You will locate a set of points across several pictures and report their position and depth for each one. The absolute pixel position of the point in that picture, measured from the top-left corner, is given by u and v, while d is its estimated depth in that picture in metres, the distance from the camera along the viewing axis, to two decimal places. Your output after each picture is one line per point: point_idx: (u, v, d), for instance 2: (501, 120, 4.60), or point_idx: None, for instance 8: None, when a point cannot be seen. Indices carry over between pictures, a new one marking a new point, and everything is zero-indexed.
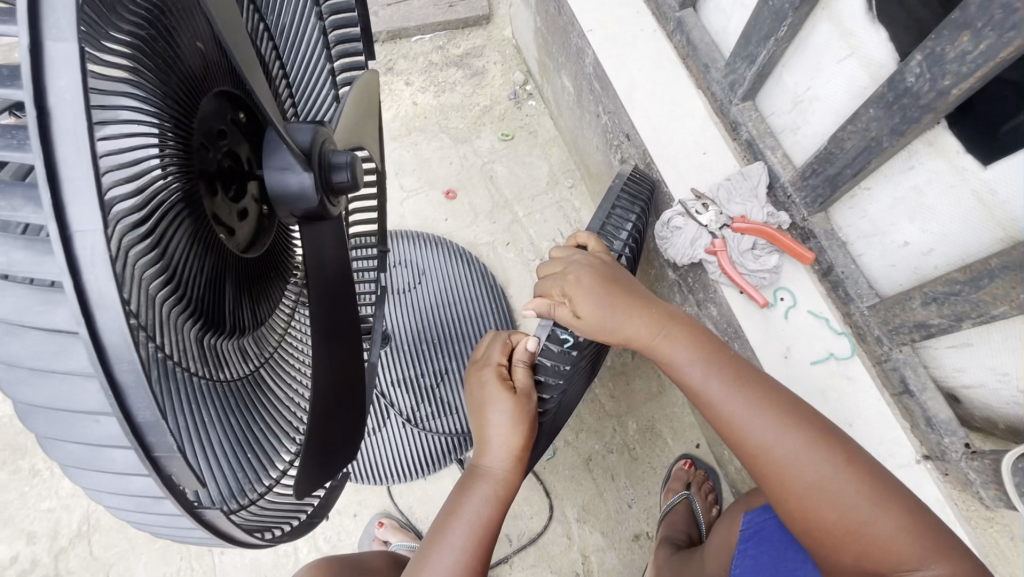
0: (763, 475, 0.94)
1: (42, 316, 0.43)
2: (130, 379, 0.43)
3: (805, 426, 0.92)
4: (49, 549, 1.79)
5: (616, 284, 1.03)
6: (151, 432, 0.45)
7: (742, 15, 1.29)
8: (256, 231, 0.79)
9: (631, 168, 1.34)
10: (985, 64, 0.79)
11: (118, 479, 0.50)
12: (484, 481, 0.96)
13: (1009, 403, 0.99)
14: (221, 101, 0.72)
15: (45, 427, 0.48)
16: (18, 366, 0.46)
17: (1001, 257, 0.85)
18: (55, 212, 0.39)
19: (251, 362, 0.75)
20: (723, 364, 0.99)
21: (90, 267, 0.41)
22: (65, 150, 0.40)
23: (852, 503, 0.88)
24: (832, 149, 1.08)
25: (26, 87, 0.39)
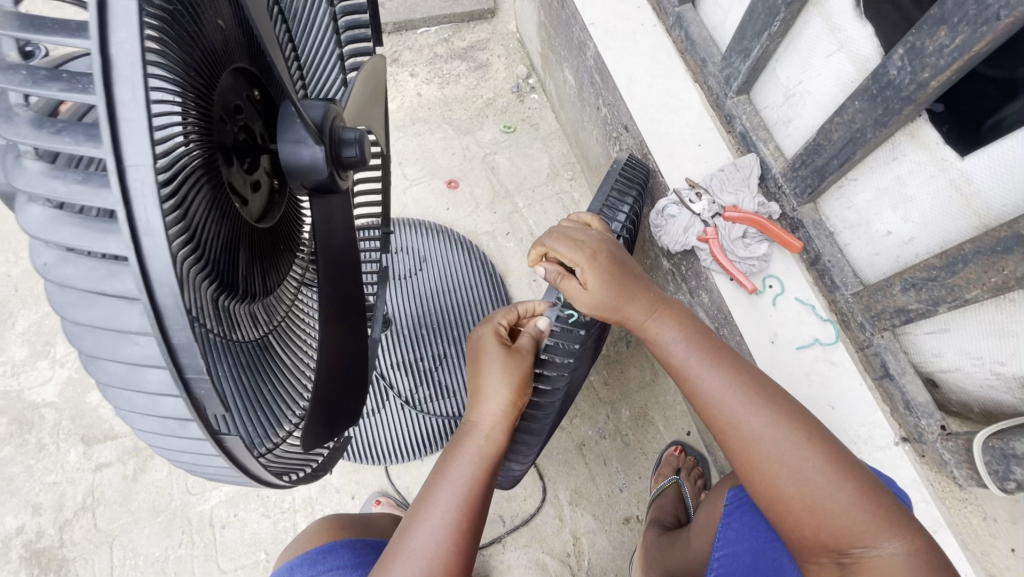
0: (731, 451, 0.99)
1: (94, 241, 0.45)
2: (172, 305, 0.46)
3: (773, 406, 0.97)
4: (54, 521, 1.84)
5: (620, 264, 1.05)
6: (186, 354, 0.48)
7: (738, 11, 1.33)
8: (267, 205, 0.83)
9: (627, 155, 1.37)
10: (961, 57, 0.83)
11: (152, 402, 0.53)
12: (472, 438, 1.00)
13: (982, 386, 1.04)
14: (238, 78, 0.75)
15: (90, 346, 0.51)
16: (69, 288, 0.49)
17: (976, 243, 0.90)
18: (113, 148, 0.42)
19: (263, 322, 0.79)
20: (702, 344, 1.04)
21: (141, 200, 0.44)
22: (121, 92, 0.42)
23: (813, 480, 0.92)
24: (821, 141, 1.12)
25: (91, 35, 0.42)
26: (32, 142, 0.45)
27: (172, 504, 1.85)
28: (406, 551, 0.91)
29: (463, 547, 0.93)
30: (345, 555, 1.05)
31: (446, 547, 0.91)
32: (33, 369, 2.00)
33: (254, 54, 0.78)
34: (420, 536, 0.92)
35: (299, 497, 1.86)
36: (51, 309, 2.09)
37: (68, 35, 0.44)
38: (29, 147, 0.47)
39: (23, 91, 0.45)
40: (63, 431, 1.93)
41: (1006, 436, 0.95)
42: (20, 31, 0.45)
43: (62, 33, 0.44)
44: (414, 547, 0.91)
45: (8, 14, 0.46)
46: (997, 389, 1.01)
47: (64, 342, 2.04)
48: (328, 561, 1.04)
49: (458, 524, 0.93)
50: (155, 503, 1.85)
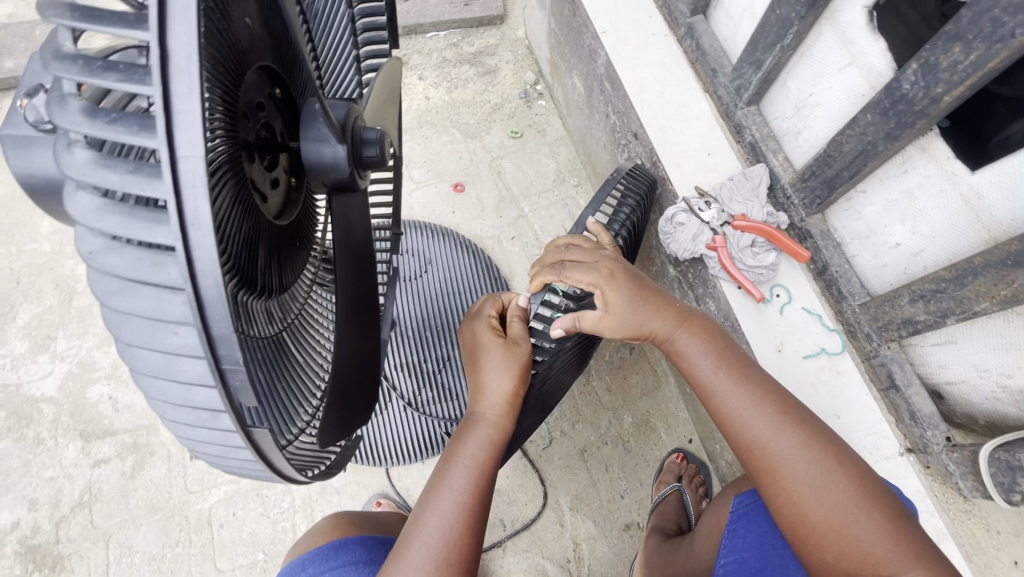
0: (756, 468, 0.99)
1: (143, 230, 0.45)
2: (215, 295, 0.46)
3: (800, 428, 0.98)
4: (50, 517, 1.82)
5: (640, 283, 1.06)
6: (225, 344, 0.48)
7: (749, 23, 1.35)
8: (285, 202, 0.83)
9: (633, 164, 1.40)
10: (975, 73, 0.84)
11: (184, 392, 0.53)
12: (478, 427, 1.00)
13: (988, 398, 1.04)
14: (263, 76, 0.76)
15: (129, 335, 0.51)
16: (113, 276, 0.49)
17: (985, 256, 0.91)
18: (168, 138, 0.42)
19: (286, 319, 0.79)
20: (731, 363, 1.05)
21: (190, 190, 0.44)
22: (178, 84, 0.43)
23: (838, 501, 0.92)
24: (831, 152, 1.14)
25: (150, 27, 0.42)
26: (85, 132, 0.45)
27: (171, 502, 1.83)
28: (413, 543, 0.90)
29: (471, 537, 0.92)
30: (356, 551, 1.04)
31: (456, 537, 0.90)
32: (33, 363, 1.99)
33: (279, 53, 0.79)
34: (430, 524, 0.91)
35: (299, 497, 1.85)
36: (52, 303, 2.08)
37: (123, 27, 0.44)
38: (81, 136, 0.46)
39: (81, 81, 0.46)
40: (62, 426, 1.92)
41: (1012, 449, 0.96)
42: (79, 22, 0.45)
43: (118, 24, 0.43)
44: (423, 536, 0.90)
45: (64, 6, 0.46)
46: (1003, 401, 1.02)
47: (65, 336, 2.03)
48: (339, 557, 1.03)
49: (466, 512, 0.93)
50: (153, 501, 1.84)
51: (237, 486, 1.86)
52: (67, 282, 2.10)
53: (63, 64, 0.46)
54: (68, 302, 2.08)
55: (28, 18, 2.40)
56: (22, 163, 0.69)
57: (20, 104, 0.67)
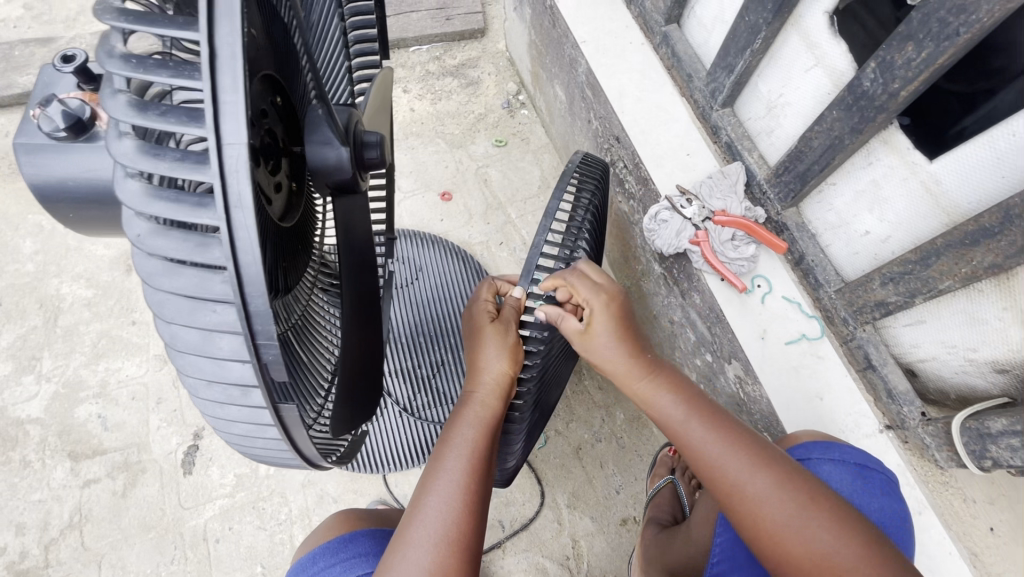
0: (736, 513, 0.98)
1: (190, 214, 0.48)
2: (252, 271, 0.49)
3: (773, 467, 0.99)
4: (38, 540, 1.79)
5: (629, 323, 1.08)
6: (260, 318, 0.50)
7: (721, 30, 1.43)
8: (286, 207, 0.80)
9: (579, 152, 1.35)
10: (927, 69, 0.92)
11: (217, 367, 0.56)
12: (469, 407, 1.03)
13: (957, 372, 1.11)
14: (265, 86, 0.74)
15: (168, 312, 0.53)
16: (156, 257, 0.51)
17: (945, 238, 0.98)
18: (216, 125, 0.45)
19: (299, 313, 0.81)
20: (700, 408, 1.06)
21: (234, 174, 0.47)
22: (224, 78, 0.46)
23: (815, 540, 0.92)
24: (802, 148, 1.21)
25: (201, 28, 0.46)
26: (135, 123, 0.48)
27: (165, 519, 1.81)
28: (416, 523, 0.93)
29: (472, 515, 0.94)
30: (366, 542, 1.06)
31: (456, 514, 0.93)
32: (18, 385, 1.96)
33: (280, 62, 0.77)
34: (432, 505, 0.94)
35: (296, 507, 1.84)
36: (35, 323, 2.05)
37: (175, 29, 0.48)
38: (128, 128, 0.49)
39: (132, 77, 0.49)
40: (49, 447, 1.89)
41: (980, 417, 1.02)
42: (134, 24, 0.48)
43: (172, 26, 0.48)
44: (425, 518, 0.93)
45: (112, 9, 0.50)
46: (970, 374, 1.09)
47: (51, 356, 2.00)
48: (350, 549, 1.05)
49: (466, 488, 0.95)
50: (146, 519, 1.81)
51: (233, 499, 1.84)
52: (51, 301, 2.08)
53: (113, 62, 0.49)
54: (53, 322, 2.05)
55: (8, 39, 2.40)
56: (34, 170, 0.73)
57: (34, 113, 0.73)
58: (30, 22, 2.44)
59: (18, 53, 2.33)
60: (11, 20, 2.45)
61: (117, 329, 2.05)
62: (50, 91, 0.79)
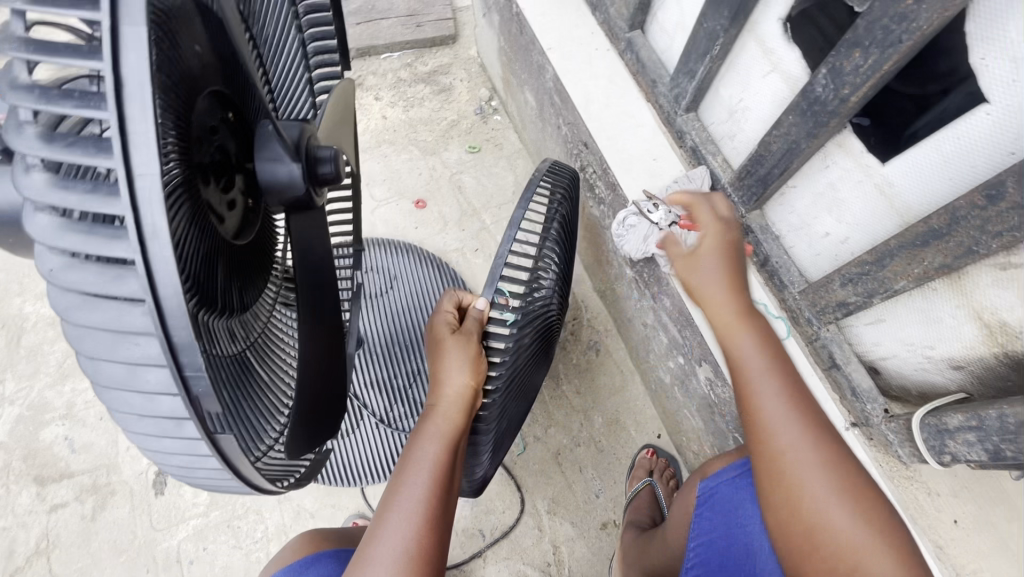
0: (773, 480, 0.85)
1: (104, 247, 0.47)
2: (175, 304, 0.48)
3: (832, 453, 0.83)
4: (4, 568, 1.73)
5: (733, 255, 0.97)
6: (186, 351, 0.49)
7: (683, 35, 1.44)
8: (243, 223, 0.79)
9: (548, 160, 1.37)
10: (873, 75, 0.94)
11: (147, 401, 0.54)
12: (430, 421, 1.02)
13: (917, 369, 1.14)
14: (213, 103, 0.72)
15: (90, 347, 0.52)
16: (75, 291, 0.50)
17: (898, 239, 1.00)
18: (123, 157, 0.44)
19: (257, 332, 0.79)
20: (784, 365, 0.89)
21: (148, 206, 0.46)
22: (132, 108, 0.45)
23: (857, 535, 0.79)
24: (762, 152, 1.23)
25: (105, 57, 0.45)
26: (43, 155, 0.47)
27: (136, 542, 1.77)
28: (377, 541, 0.91)
29: (434, 531, 0.93)
30: (330, 564, 1.05)
31: (417, 531, 0.92)
32: None
33: (228, 78, 0.75)
34: (392, 522, 0.92)
35: (272, 524, 1.81)
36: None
37: (79, 57, 0.47)
38: (38, 159, 0.48)
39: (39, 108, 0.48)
40: (14, 471, 1.83)
41: (939, 413, 1.05)
42: (39, 55, 0.47)
43: (75, 55, 0.46)
44: (386, 535, 0.91)
45: (17, 38, 0.48)
46: (929, 372, 1.11)
47: (14, 378, 1.94)
48: (315, 570, 1.04)
49: (428, 503, 0.94)
50: (117, 542, 1.77)
51: (207, 519, 1.81)
52: (14, 320, 2.02)
53: (20, 93, 0.48)
54: (17, 342, 1.99)
55: None
56: None
57: None
58: None
59: None
60: None
61: None
62: None
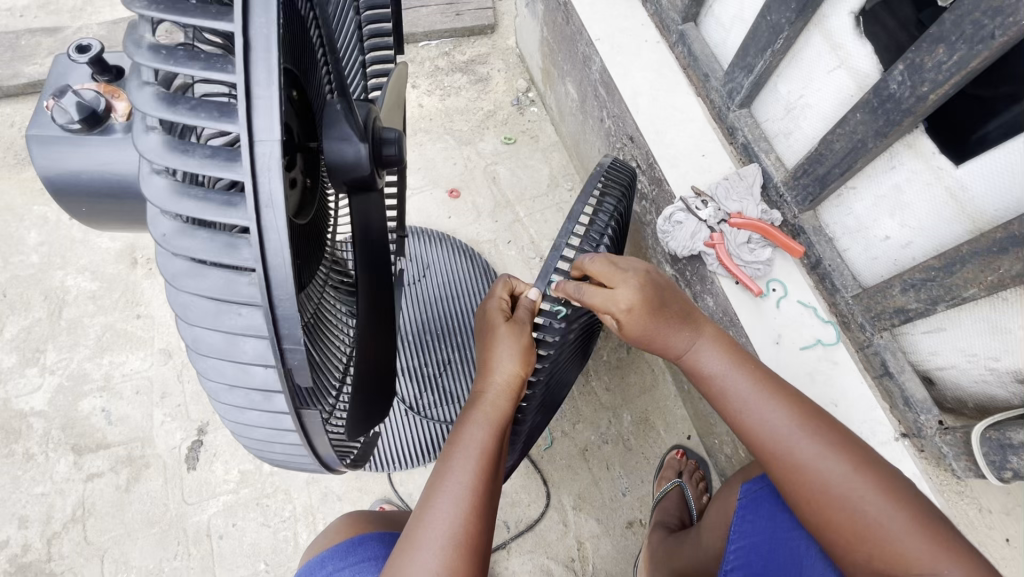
0: (782, 473, 0.99)
1: (220, 213, 0.46)
2: (281, 275, 0.47)
3: (823, 433, 0.98)
4: (41, 533, 1.78)
5: (659, 304, 1.03)
6: (288, 323, 0.49)
7: (740, 29, 1.41)
8: (300, 203, 0.78)
9: (611, 158, 1.36)
10: (957, 74, 0.90)
11: (240, 373, 0.55)
12: (478, 407, 1.02)
13: (977, 381, 1.10)
14: (281, 79, 0.71)
15: (193, 315, 0.52)
16: (182, 258, 0.50)
17: (972, 245, 0.96)
18: (249, 120, 0.43)
19: (311, 313, 0.78)
20: (749, 368, 1.05)
21: (266, 172, 0.45)
22: (259, 73, 0.45)
23: (867, 501, 0.92)
24: (822, 151, 1.19)
25: (237, 18, 0.44)
26: (161, 117, 0.47)
27: (168, 515, 1.80)
28: (425, 523, 0.91)
29: (481, 517, 0.93)
30: (374, 547, 1.05)
31: (464, 515, 0.92)
32: (22, 377, 1.95)
33: (297, 55, 0.74)
34: (440, 506, 0.92)
35: (300, 505, 1.83)
36: (40, 315, 2.04)
37: (206, 19, 0.46)
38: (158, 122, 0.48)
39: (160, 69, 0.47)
40: (53, 440, 1.87)
41: (1002, 428, 1.01)
42: (164, 13, 0.46)
43: (204, 16, 0.46)
44: (433, 520, 0.91)
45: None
46: (991, 385, 1.08)
47: (55, 349, 1.99)
48: (358, 553, 1.04)
49: (475, 489, 0.94)
50: (150, 514, 1.80)
51: (237, 495, 1.83)
52: (56, 293, 2.06)
53: (143, 53, 0.48)
54: (58, 314, 2.04)
55: (16, 28, 2.38)
56: (47, 163, 0.71)
57: (48, 106, 0.71)
58: (37, 11, 2.42)
59: (24, 43, 2.32)
60: (19, 9, 2.43)
61: (122, 323, 2.04)
62: (65, 81, 0.77)
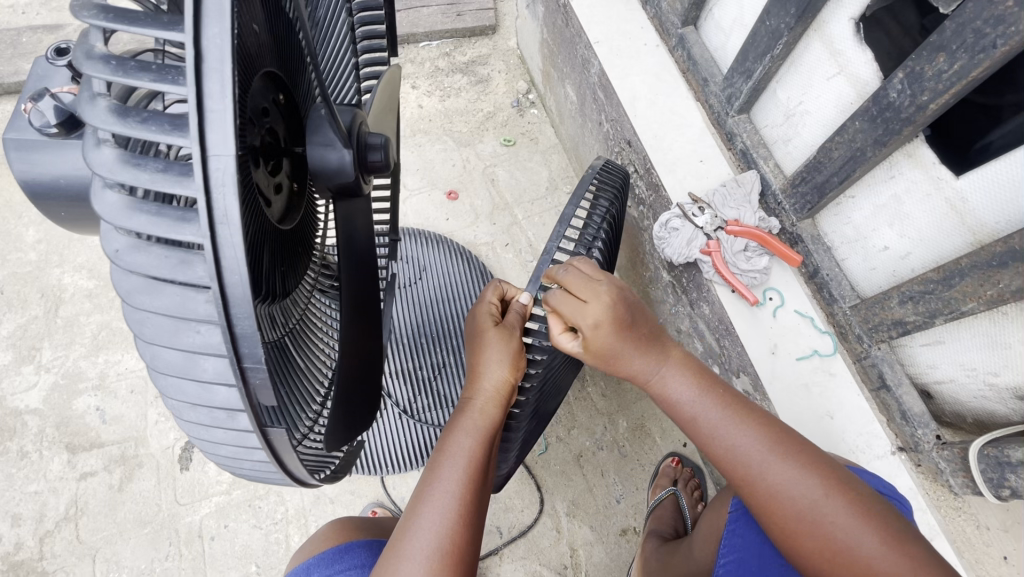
0: (755, 499, 0.98)
1: (173, 229, 0.46)
2: (239, 293, 0.47)
3: (793, 455, 0.97)
4: (34, 532, 1.77)
5: (630, 322, 1.00)
6: (247, 342, 0.49)
7: (740, 34, 1.39)
8: (288, 207, 0.76)
9: (602, 159, 1.34)
10: (959, 82, 0.88)
11: (203, 391, 0.55)
12: (465, 415, 1.00)
13: (975, 396, 1.08)
14: (266, 82, 0.69)
15: (151, 333, 0.52)
16: (137, 275, 0.50)
17: (972, 258, 0.94)
18: (200, 136, 0.43)
19: (296, 317, 0.77)
20: (713, 392, 1.04)
21: (220, 188, 0.45)
22: (212, 85, 0.44)
23: (838, 523, 0.91)
24: (821, 159, 1.17)
25: (186, 29, 0.43)
26: (115, 130, 0.46)
27: (160, 515, 1.80)
28: (410, 536, 0.90)
29: (468, 527, 0.92)
30: (362, 554, 1.05)
31: (451, 526, 0.90)
32: (18, 374, 1.95)
33: (282, 58, 0.72)
34: (425, 518, 0.91)
35: (292, 507, 1.82)
36: (37, 312, 2.04)
37: (158, 29, 0.45)
38: (109, 134, 0.47)
39: (113, 81, 0.46)
40: (47, 438, 1.87)
41: (1000, 445, 0.99)
42: (114, 22, 0.45)
43: (154, 26, 0.45)
44: (419, 530, 0.90)
45: (93, 6, 0.47)
46: (990, 400, 1.06)
47: (50, 347, 1.99)
48: (344, 561, 1.03)
49: (462, 498, 0.93)
50: (142, 514, 1.80)
51: (229, 497, 1.83)
52: (53, 291, 2.06)
53: (93, 63, 0.47)
54: (54, 312, 2.04)
55: (17, 24, 2.38)
56: (24, 167, 0.70)
57: (26, 105, 0.70)
58: (38, 8, 2.42)
59: (25, 40, 2.31)
60: (21, 6, 2.43)
61: (118, 322, 2.04)
62: (44, 84, 0.76)
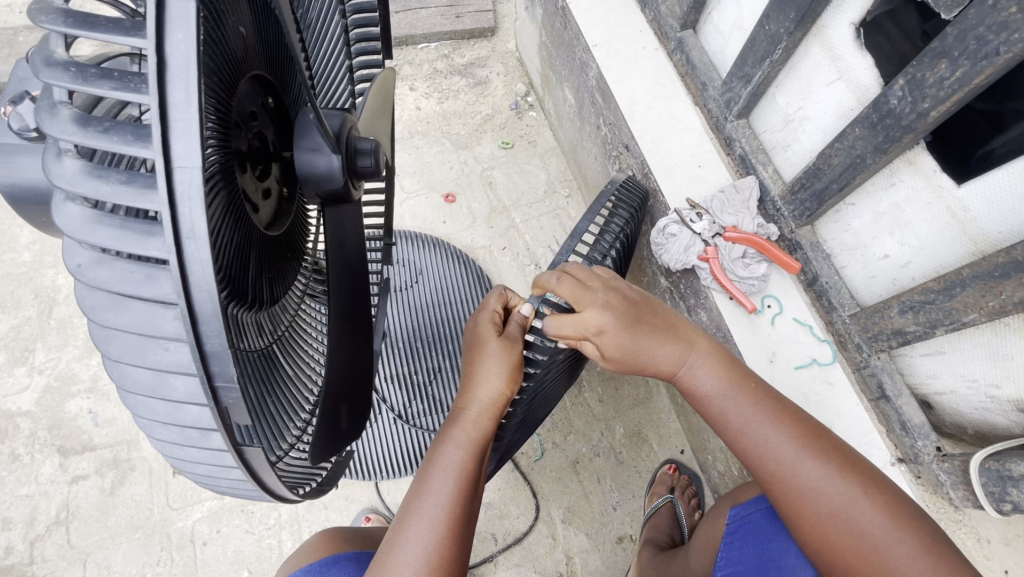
0: (780, 497, 0.96)
1: (138, 244, 0.45)
2: (208, 309, 0.46)
3: (824, 455, 0.95)
4: (24, 536, 1.76)
5: (636, 318, 1.00)
6: (217, 360, 0.48)
7: (739, 38, 1.37)
8: (276, 213, 0.74)
9: (625, 176, 1.36)
10: (961, 89, 0.87)
11: (174, 409, 0.54)
12: (459, 425, 0.98)
13: (977, 408, 1.06)
14: (254, 86, 0.68)
15: (119, 350, 0.51)
16: (102, 290, 0.49)
17: (973, 268, 0.93)
18: (165, 147, 0.42)
19: (284, 325, 0.76)
20: (745, 387, 1.02)
21: (186, 201, 0.44)
22: (176, 93, 0.43)
23: (868, 525, 0.90)
24: (821, 165, 1.15)
25: (149, 34, 0.42)
26: (75, 140, 0.45)
27: (152, 520, 1.78)
28: (399, 548, 0.88)
29: (458, 539, 0.90)
30: (348, 568, 1.03)
31: (443, 538, 0.89)
32: (10, 376, 1.93)
33: (269, 60, 0.71)
34: (416, 531, 0.89)
35: (286, 513, 1.80)
36: (30, 313, 2.02)
37: (121, 34, 0.44)
38: (72, 145, 0.46)
39: (73, 89, 0.45)
40: (39, 441, 1.86)
41: (1002, 458, 0.97)
42: (74, 28, 0.44)
43: (117, 31, 0.43)
44: (410, 544, 0.88)
45: (56, 11, 0.46)
46: (992, 412, 1.04)
47: (43, 349, 1.97)
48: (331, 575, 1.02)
49: (453, 511, 0.91)
50: (134, 519, 1.78)
51: (222, 502, 1.81)
52: (46, 292, 2.05)
53: (54, 70, 0.45)
54: (48, 313, 2.02)
55: (13, 24, 2.37)
56: (2, 172, 0.69)
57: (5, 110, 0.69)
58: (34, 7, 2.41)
59: (21, 39, 2.30)
60: (18, 5, 2.42)
61: None
62: (25, 87, 0.74)
